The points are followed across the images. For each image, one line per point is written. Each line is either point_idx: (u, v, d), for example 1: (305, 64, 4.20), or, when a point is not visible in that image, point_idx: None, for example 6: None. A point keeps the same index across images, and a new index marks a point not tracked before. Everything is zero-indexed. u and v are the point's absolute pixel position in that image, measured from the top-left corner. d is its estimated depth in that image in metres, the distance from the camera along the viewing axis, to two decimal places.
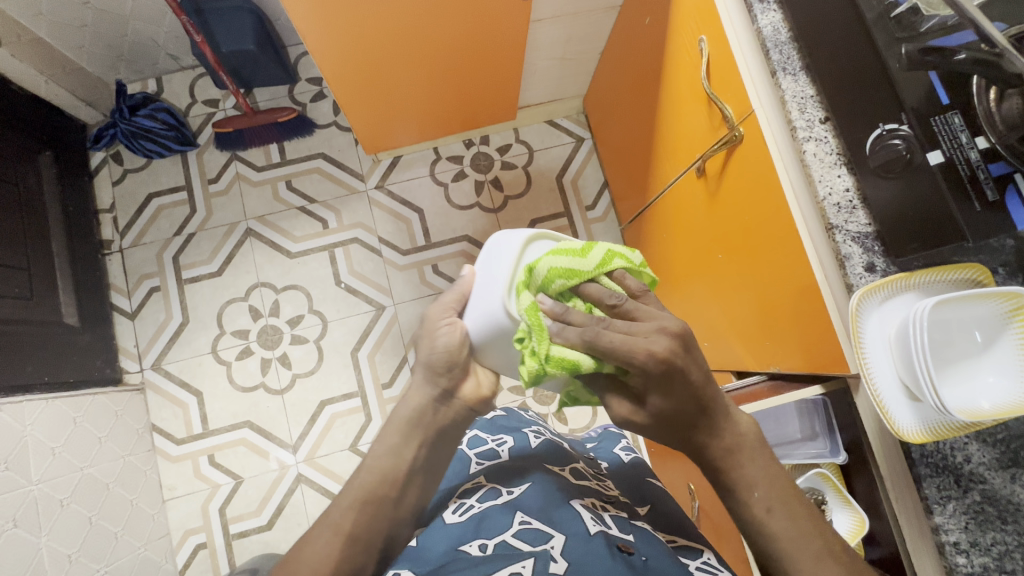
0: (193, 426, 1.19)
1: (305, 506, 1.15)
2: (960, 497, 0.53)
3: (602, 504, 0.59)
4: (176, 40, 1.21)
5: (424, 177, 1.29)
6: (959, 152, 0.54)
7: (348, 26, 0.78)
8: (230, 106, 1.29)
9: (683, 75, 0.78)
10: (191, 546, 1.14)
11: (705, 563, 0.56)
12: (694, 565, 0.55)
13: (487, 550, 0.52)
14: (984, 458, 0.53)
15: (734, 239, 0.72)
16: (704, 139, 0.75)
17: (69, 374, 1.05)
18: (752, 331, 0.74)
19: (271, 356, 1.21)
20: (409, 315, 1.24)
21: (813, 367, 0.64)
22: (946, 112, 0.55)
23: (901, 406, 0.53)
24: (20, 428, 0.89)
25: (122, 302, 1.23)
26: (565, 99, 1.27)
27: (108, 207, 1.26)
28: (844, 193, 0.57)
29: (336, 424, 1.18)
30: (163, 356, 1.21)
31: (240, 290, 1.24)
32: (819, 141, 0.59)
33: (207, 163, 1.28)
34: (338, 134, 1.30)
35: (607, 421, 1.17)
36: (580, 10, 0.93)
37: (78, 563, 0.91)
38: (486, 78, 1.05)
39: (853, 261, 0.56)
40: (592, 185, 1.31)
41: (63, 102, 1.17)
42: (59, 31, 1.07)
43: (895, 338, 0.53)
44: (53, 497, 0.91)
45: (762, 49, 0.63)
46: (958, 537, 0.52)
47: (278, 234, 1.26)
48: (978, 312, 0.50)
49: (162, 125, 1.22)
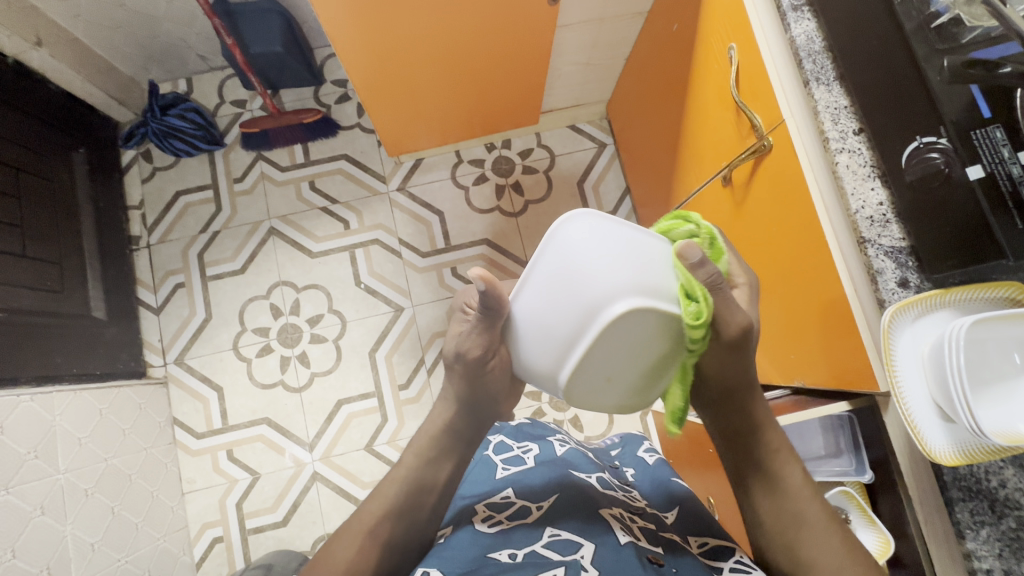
0: (213, 421, 1.21)
1: (320, 503, 1.16)
2: (995, 523, 0.51)
3: (630, 515, 0.59)
4: (207, 42, 1.23)
5: (445, 179, 1.30)
6: (1000, 167, 0.51)
7: (377, 31, 0.80)
8: (257, 107, 1.31)
9: (711, 81, 0.77)
10: (207, 540, 1.15)
11: (738, 562, 0.54)
12: (727, 568, 0.54)
13: (517, 556, 0.51)
14: (1021, 483, 0.52)
15: (761, 250, 0.71)
16: (731, 148, 0.74)
17: (95, 367, 1.07)
18: (778, 344, 0.73)
19: (290, 354, 1.22)
20: (427, 317, 1.24)
21: (841, 383, 0.63)
22: (987, 125, 0.52)
23: (934, 427, 0.52)
24: (49, 418, 0.91)
25: (148, 297, 1.25)
26: (587, 105, 1.27)
27: (137, 204, 1.29)
28: (877, 207, 0.56)
29: (353, 424, 1.19)
30: (186, 351, 1.23)
31: (262, 288, 1.25)
32: (853, 152, 0.58)
33: (233, 162, 1.30)
34: (362, 135, 1.31)
35: (623, 429, 1.16)
36: (607, 16, 0.93)
37: (100, 552, 0.94)
38: (510, 83, 1.06)
39: (886, 276, 0.55)
40: (614, 190, 1.30)
41: (98, 101, 1.20)
42: (96, 32, 1.10)
43: (929, 356, 0.51)
44: (78, 486, 0.93)
45: (795, 59, 0.62)
46: (991, 564, 0.51)
47: (301, 232, 1.27)
48: (1018, 333, 0.48)
49: (191, 125, 1.24)
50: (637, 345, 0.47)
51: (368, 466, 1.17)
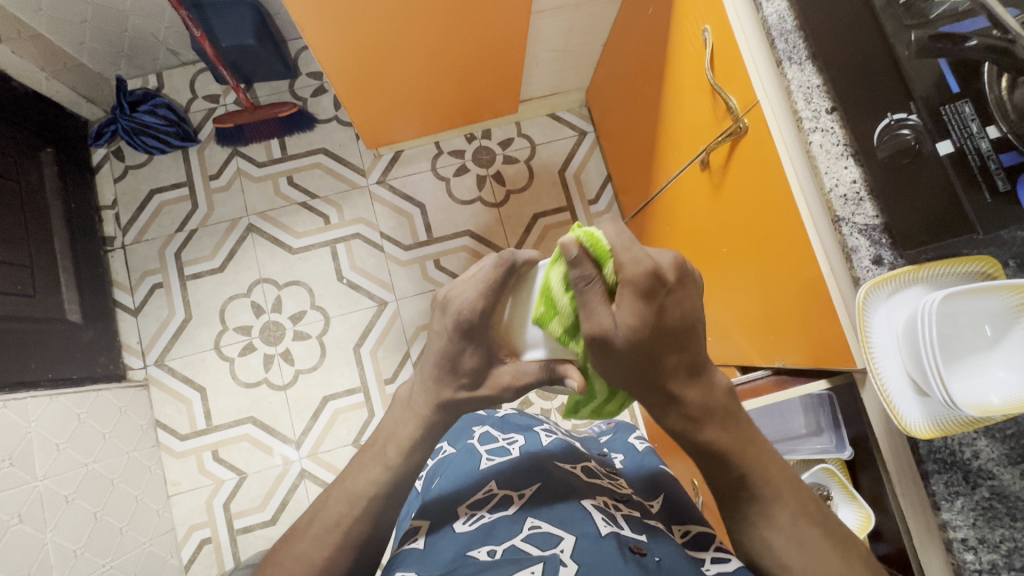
0: (197, 422, 1.19)
1: (308, 501, 1.15)
2: (969, 493, 0.52)
3: (614, 503, 0.59)
4: (176, 35, 1.20)
5: (425, 171, 1.28)
6: (970, 142, 0.52)
7: (346, 21, 0.78)
8: (230, 102, 1.28)
9: (686, 65, 0.77)
10: (195, 542, 1.14)
11: (720, 550, 0.55)
12: (710, 558, 0.53)
13: (495, 554, 0.50)
14: (993, 453, 0.53)
15: (739, 233, 0.71)
16: (708, 132, 0.74)
17: (72, 371, 1.05)
18: (757, 325, 0.73)
19: (274, 352, 1.21)
20: (411, 311, 1.23)
21: (819, 361, 0.63)
22: (957, 101, 0.53)
23: (909, 401, 0.52)
24: (24, 425, 0.89)
25: (125, 299, 1.23)
26: (566, 93, 1.26)
27: (110, 204, 1.26)
28: (851, 185, 0.56)
29: (339, 420, 1.18)
30: (166, 352, 1.21)
31: (243, 286, 1.24)
32: (826, 132, 0.58)
33: (208, 159, 1.28)
34: (339, 128, 1.29)
35: (610, 416, 1.17)
36: (581, 2, 0.92)
37: (84, 558, 0.92)
38: (487, 73, 1.05)
39: (860, 254, 0.55)
40: (595, 179, 1.30)
41: (65, 99, 1.17)
42: (59, 27, 1.07)
43: (903, 331, 0.52)
44: (58, 493, 0.91)
45: (767, 39, 0.62)
46: (965, 534, 0.52)
47: (280, 229, 1.26)
48: (988, 306, 0.49)
49: (162, 120, 1.21)
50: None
51: None
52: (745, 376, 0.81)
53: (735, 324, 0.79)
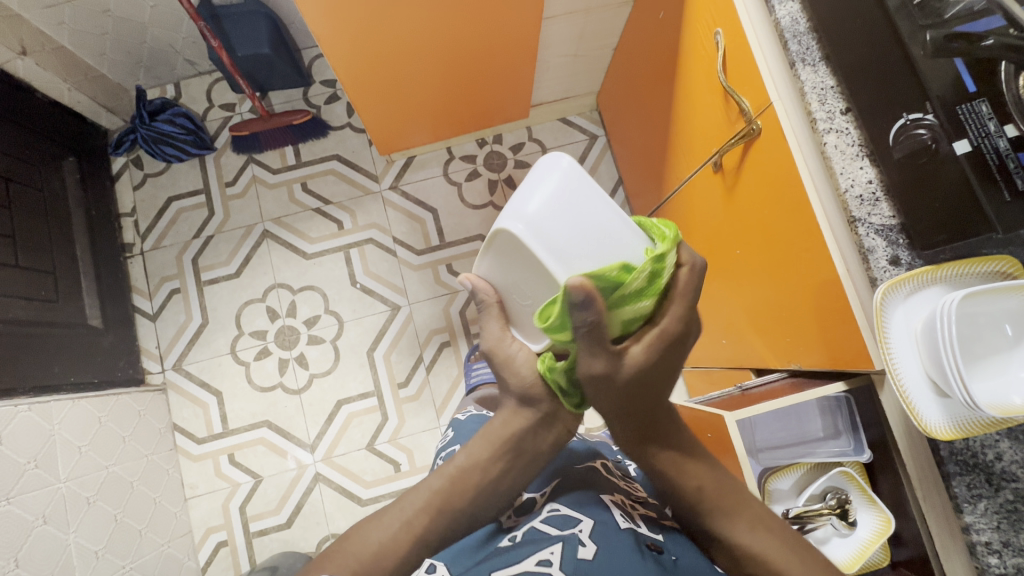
0: (213, 425, 1.21)
1: (323, 504, 1.16)
2: (991, 496, 0.52)
3: (631, 503, 0.58)
4: (193, 46, 1.22)
5: (437, 176, 1.30)
6: (987, 141, 0.51)
7: (358, 27, 0.79)
8: (246, 110, 1.30)
9: (698, 68, 0.77)
10: (212, 544, 1.16)
11: None
12: None
13: (516, 537, 0.53)
14: (1016, 455, 0.52)
15: (752, 235, 0.71)
16: (720, 134, 0.74)
17: (93, 375, 1.07)
18: (772, 328, 0.73)
19: (289, 356, 1.22)
20: (424, 315, 1.24)
21: (836, 363, 0.63)
22: (972, 100, 0.51)
23: (928, 402, 0.52)
24: (48, 428, 0.91)
25: (144, 304, 1.25)
26: (577, 97, 1.27)
27: (129, 211, 1.28)
28: (867, 185, 0.57)
29: (353, 423, 1.19)
30: (183, 357, 1.23)
31: (258, 291, 1.25)
32: (841, 132, 0.59)
33: (225, 166, 1.30)
34: (353, 135, 1.31)
35: None
36: (592, 6, 0.92)
37: (104, 559, 0.94)
38: (498, 78, 1.06)
39: (877, 254, 0.56)
40: (606, 182, 1.30)
41: (86, 109, 1.20)
42: (81, 39, 1.09)
43: (922, 331, 0.52)
44: (80, 495, 0.93)
45: (780, 40, 0.63)
46: (989, 537, 0.51)
47: (295, 234, 1.27)
48: (1009, 305, 0.48)
49: (180, 129, 1.24)
50: (525, 274, 0.51)
51: (370, 465, 1.17)
52: (760, 379, 0.81)
53: (749, 325, 0.79)
